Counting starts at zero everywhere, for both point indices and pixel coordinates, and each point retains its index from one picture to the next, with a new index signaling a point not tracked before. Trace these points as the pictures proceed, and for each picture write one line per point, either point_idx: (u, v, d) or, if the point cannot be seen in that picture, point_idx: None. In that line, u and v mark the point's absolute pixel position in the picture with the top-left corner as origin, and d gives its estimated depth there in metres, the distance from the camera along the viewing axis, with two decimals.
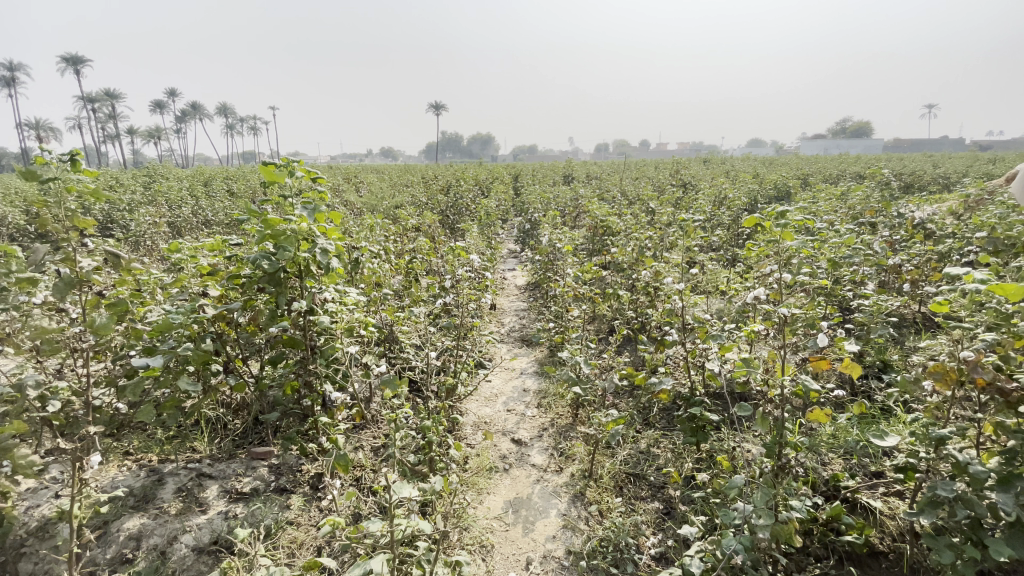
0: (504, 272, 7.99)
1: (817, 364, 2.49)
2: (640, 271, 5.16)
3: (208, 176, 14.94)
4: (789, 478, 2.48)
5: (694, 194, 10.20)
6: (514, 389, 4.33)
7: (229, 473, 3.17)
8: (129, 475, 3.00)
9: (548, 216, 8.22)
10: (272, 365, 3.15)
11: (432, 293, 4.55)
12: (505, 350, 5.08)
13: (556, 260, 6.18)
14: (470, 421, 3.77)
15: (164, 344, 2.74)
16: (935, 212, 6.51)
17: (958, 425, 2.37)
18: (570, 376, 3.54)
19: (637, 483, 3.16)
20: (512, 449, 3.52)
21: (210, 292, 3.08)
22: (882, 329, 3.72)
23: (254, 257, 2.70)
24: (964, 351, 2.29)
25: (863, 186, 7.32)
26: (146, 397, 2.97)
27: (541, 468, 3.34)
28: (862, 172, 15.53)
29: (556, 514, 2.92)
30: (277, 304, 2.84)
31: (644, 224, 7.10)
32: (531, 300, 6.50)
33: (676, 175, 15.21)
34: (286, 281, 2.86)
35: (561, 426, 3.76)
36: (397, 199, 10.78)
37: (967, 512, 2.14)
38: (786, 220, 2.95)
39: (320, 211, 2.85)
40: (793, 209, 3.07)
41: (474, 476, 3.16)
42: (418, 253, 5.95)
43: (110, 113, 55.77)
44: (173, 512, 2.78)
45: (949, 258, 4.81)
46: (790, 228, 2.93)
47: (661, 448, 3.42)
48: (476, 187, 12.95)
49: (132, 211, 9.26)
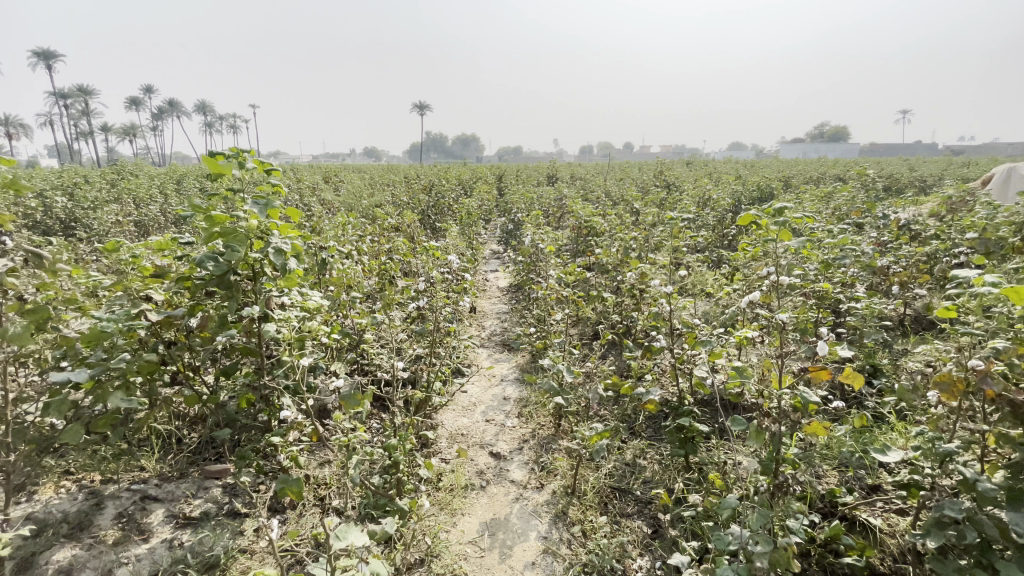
0: (486, 274, 7.74)
1: (828, 380, 2.16)
2: (624, 273, 4.96)
3: (181, 174, 14.44)
4: (787, 497, 2.30)
5: (678, 195, 10.07)
6: (494, 398, 4.10)
7: (178, 495, 2.96)
8: (64, 501, 2.76)
9: (531, 216, 8.01)
10: (225, 376, 2.89)
11: (405, 296, 4.29)
12: (484, 355, 4.84)
13: (538, 261, 5.95)
14: (445, 434, 3.52)
15: (94, 356, 2.49)
16: (918, 215, 6.45)
17: (963, 438, 2.21)
18: (552, 385, 3.33)
19: (623, 499, 3.01)
20: (489, 464, 3.29)
21: (154, 297, 2.80)
22: (876, 334, 3.57)
23: (199, 257, 2.44)
24: (970, 360, 2.12)
25: (848, 187, 7.27)
26: (80, 415, 2.70)
27: (521, 484, 3.11)
28: (842, 177, 15.38)
29: (536, 537, 2.69)
30: (228, 311, 2.60)
31: (629, 225, 6.93)
32: (513, 302, 6.27)
33: (658, 178, 15.08)
34: (238, 285, 2.61)
35: (542, 438, 3.53)
36: (376, 198, 10.46)
37: (976, 533, 2.02)
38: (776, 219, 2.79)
39: (273, 207, 2.57)
40: (792, 207, 2.89)
41: (448, 495, 2.90)
42: (394, 254, 5.68)
43: (82, 109, 54.19)
44: (110, 542, 2.54)
45: (937, 260, 4.70)
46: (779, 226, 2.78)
47: (648, 460, 3.31)
48: (459, 188, 12.67)
49: (96, 209, 8.82)
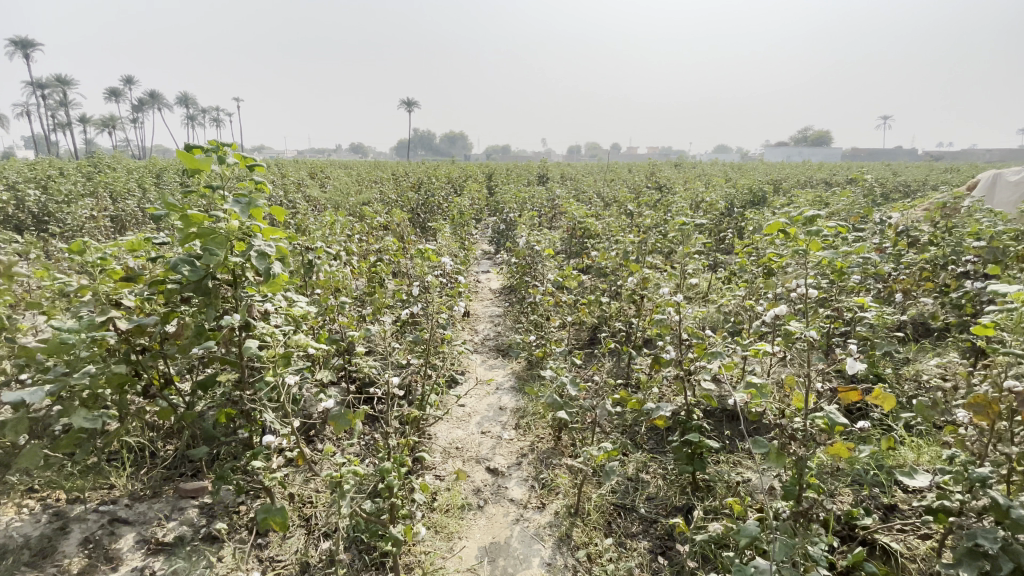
0: (478, 276, 7.54)
1: (857, 402, 2.02)
2: (623, 277, 4.80)
3: (161, 167, 13.99)
4: (810, 524, 2.16)
5: (671, 197, 9.96)
6: (489, 408, 3.91)
7: (151, 516, 2.72)
8: (25, 523, 2.52)
9: (523, 216, 7.82)
10: (203, 389, 2.67)
11: (397, 300, 4.07)
12: (478, 362, 4.65)
13: (533, 264, 5.76)
14: (438, 448, 3.33)
15: (56, 369, 2.25)
16: (916, 220, 6.39)
17: (997, 462, 2.09)
18: (554, 398, 3.13)
19: (627, 518, 2.86)
20: (486, 481, 3.10)
21: (125, 302, 2.57)
22: (887, 345, 3.45)
23: (174, 261, 2.24)
24: (1009, 381, 1.99)
25: (843, 191, 7.20)
26: (42, 431, 2.47)
27: (521, 503, 2.93)
28: (830, 180, 15.48)
29: (539, 563, 2.52)
30: (205, 319, 2.39)
31: (625, 227, 6.78)
32: (507, 305, 6.08)
33: (649, 179, 15.01)
34: (217, 291, 2.39)
35: (541, 452, 3.35)
36: (363, 195, 10.18)
37: (1014, 566, 1.90)
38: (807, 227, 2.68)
39: (256, 207, 2.35)
40: (828, 214, 3.00)
41: (443, 517, 2.72)
42: (384, 254, 5.45)
43: (59, 99, 52.70)
44: (74, 572, 2.31)
45: (942, 268, 4.62)
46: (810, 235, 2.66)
47: (652, 475, 3.16)
48: (448, 186, 12.44)
49: (69, 203, 8.42)
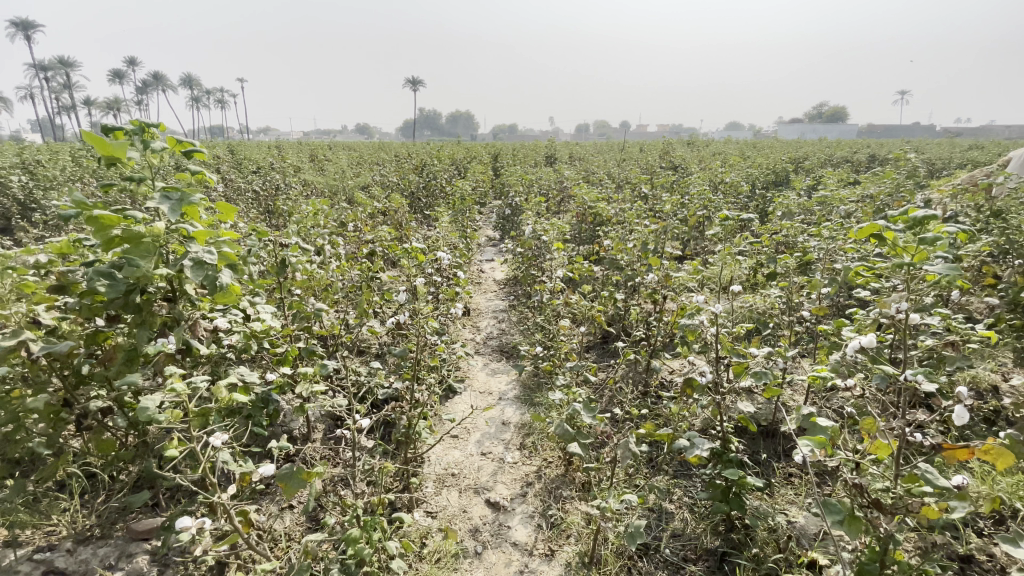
0: (482, 266, 7.05)
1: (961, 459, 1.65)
2: (642, 272, 4.29)
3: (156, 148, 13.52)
4: None
5: (689, 178, 9.32)
6: (490, 423, 3.47)
7: (92, 566, 2.32)
8: None
9: (531, 202, 7.25)
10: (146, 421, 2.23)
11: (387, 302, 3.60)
12: (479, 366, 4.19)
13: (540, 255, 5.26)
14: (431, 476, 2.90)
15: None
16: (964, 205, 5.78)
17: None
18: (566, 428, 2.61)
19: (651, 567, 2.42)
20: (486, 518, 2.67)
21: (45, 319, 2.11)
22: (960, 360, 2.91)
23: (88, 274, 1.79)
24: None
25: (880, 172, 6.57)
26: None
27: (525, 548, 2.50)
28: (851, 159, 14.68)
29: None
30: (137, 342, 1.94)
31: (641, 212, 6.22)
32: (511, 300, 5.61)
33: (662, 159, 14.33)
34: (151, 308, 1.95)
35: (550, 481, 2.92)
36: (361, 178, 9.66)
37: None
38: (908, 231, 2.06)
39: (191, 203, 1.85)
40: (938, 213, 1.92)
41: (433, 571, 2.28)
42: (377, 245, 4.97)
43: (62, 81, 52.20)
44: None
45: (1007, 262, 4.03)
46: (914, 243, 2.03)
47: (676, 509, 2.73)
48: (451, 168, 11.85)
49: (55, 188, 8.02)
